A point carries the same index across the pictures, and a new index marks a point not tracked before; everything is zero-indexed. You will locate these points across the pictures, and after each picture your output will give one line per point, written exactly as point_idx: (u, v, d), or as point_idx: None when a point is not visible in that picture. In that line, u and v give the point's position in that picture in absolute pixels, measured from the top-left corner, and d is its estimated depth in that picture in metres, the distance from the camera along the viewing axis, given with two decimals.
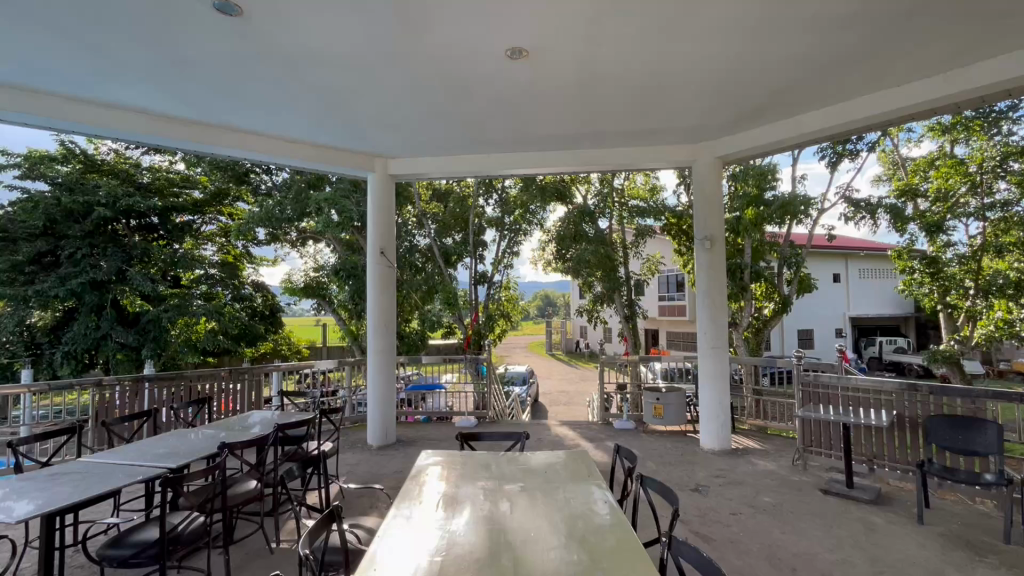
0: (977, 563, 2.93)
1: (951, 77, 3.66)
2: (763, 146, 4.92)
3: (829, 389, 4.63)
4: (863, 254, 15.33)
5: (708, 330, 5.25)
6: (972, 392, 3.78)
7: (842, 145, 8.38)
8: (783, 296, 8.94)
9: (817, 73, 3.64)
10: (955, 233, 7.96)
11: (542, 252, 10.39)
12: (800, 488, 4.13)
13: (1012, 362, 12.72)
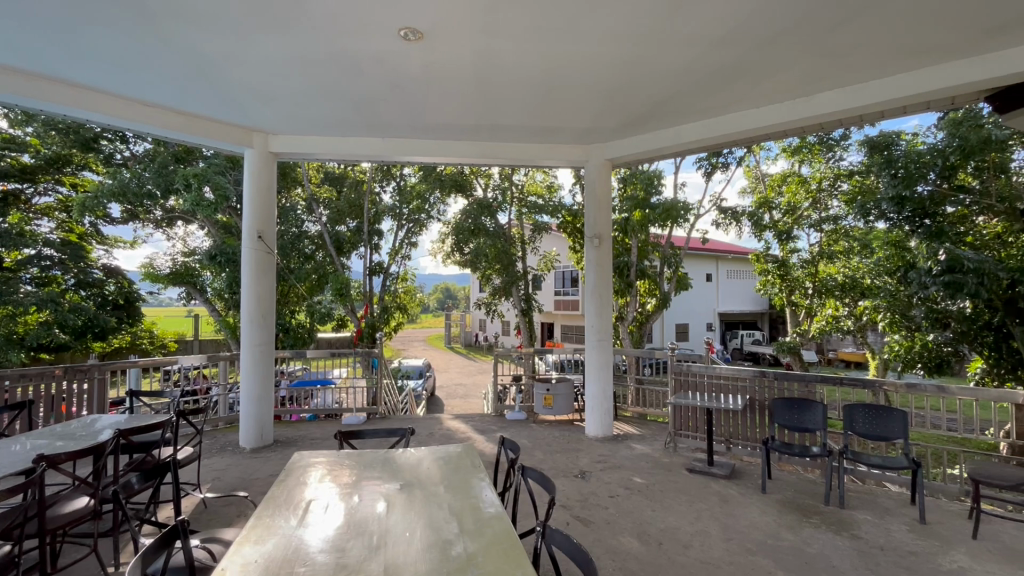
0: (804, 523, 3.43)
1: (799, 104, 4.21)
2: (648, 151, 5.27)
3: (696, 378, 5.14)
4: (730, 257, 17.26)
5: (595, 323, 5.52)
6: (806, 377, 4.42)
7: (716, 158, 9.33)
8: (663, 293, 9.79)
9: (695, 88, 3.97)
10: (799, 241, 9.29)
11: (441, 244, 10.28)
12: (669, 468, 4.52)
13: (839, 351, 15.15)
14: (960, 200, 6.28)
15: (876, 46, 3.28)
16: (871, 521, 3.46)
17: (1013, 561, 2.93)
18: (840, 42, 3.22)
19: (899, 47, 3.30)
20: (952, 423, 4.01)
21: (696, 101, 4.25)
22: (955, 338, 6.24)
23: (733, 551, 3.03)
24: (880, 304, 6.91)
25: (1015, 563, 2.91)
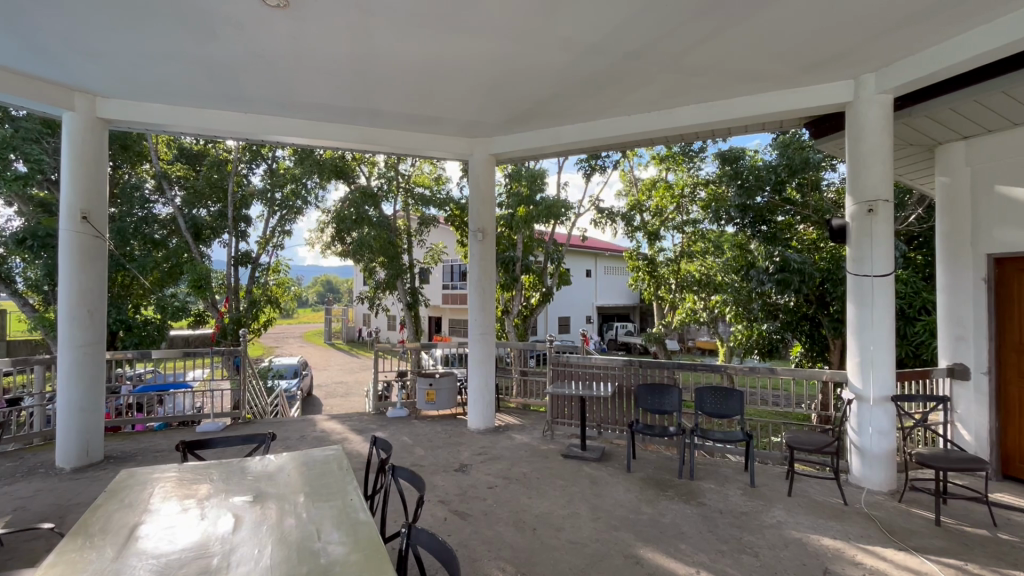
0: (661, 496, 3.79)
1: (663, 115, 4.60)
2: (529, 149, 5.41)
3: (573, 368, 5.42)
4: (607, 255, 18.56)
5: (478, 317, 5.55)
6: (666, 365, 4.89)
7: (595, 160, 9.91)
8: (546, 288, 10.21)
9: (573, 92, 4.14)
10: (665, 241, 10.26)
11: (320, 234, 9.61)
12: (546, 455, 4.72)
13: (696, 340, 17.08)
14: (788, 210, 7.40)
15: (723, 69, 3.70)
16: (713, 489, 3.94)
17: (816, 512, 3.53)
18: (695, 61, 3.56)
19: (741, 72, 3.76)
20: (778, 400, 4.71)
21: (574, 104, 4.44)
22: (782, 327, 7.39)
23: (600, 529, 3.24)
24: (728, 298, 7.74)
25: (817, 513, 3.51)
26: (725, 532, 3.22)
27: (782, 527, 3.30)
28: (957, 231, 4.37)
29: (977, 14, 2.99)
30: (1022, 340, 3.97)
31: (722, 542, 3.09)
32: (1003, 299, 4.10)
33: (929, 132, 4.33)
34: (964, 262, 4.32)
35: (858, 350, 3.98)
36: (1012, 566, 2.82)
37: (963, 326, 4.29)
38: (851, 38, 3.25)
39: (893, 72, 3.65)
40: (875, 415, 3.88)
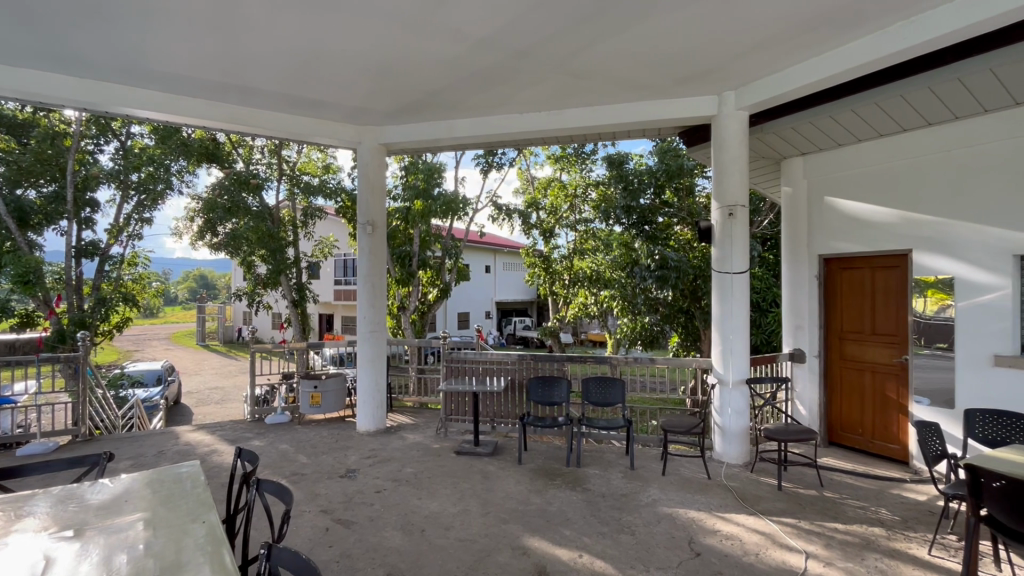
0: (549, 486, 3.92)
1: (553, 116, 4.74)
2: (422, 141, 5.26)
3: (467, 364, 5.40)
4: (506, 251, 18.83)
5: (368, 314, 5.30)
6: (557, 357, 5.06)
7: (492, 157, 9.99)
8: (444, 283, 10.09)
9: (464, 85, 4.09)
10: (559, 239, 10.67)
11: (189, 223, 8.57)
12: (438, 454, 4.64)
13: (589, 334, 18.02)
14: (667, 212, 8.07)
15: (608, 75, 3.88)
16: (597, 474, 4.16)
17: (685, 488, 3.87)
18: (583, 65, 3.70)
19: (624, 79, 3.97)
20: (662, 386, 5.06)
21: (466, 98, 4.39)
22: (662, 320, 8.01)
23: (489, 524, 3.25)
24: (615, 293, 8.26)
25: (686, 489, 3.85)
26: (607, 515, 3.41)
27: (655, 505, 3.58)
28: (797, 234, 5.04)
29: (811, 46, 3.46)
30: (843, 327, 4.71)
31: (603, 524, 3.26)
32: (830, 293, 4.82)
33: (776, 147, 4.94)
34: (801, 261, 5.00)
35: (720, 340, 4.43)
36: (834, 519, 3.33)
37: (801, 316, 4.97)
38: (716, 57, 3.58)
39: (751, 91, 4.10)
40: (733, 397, 4.35)
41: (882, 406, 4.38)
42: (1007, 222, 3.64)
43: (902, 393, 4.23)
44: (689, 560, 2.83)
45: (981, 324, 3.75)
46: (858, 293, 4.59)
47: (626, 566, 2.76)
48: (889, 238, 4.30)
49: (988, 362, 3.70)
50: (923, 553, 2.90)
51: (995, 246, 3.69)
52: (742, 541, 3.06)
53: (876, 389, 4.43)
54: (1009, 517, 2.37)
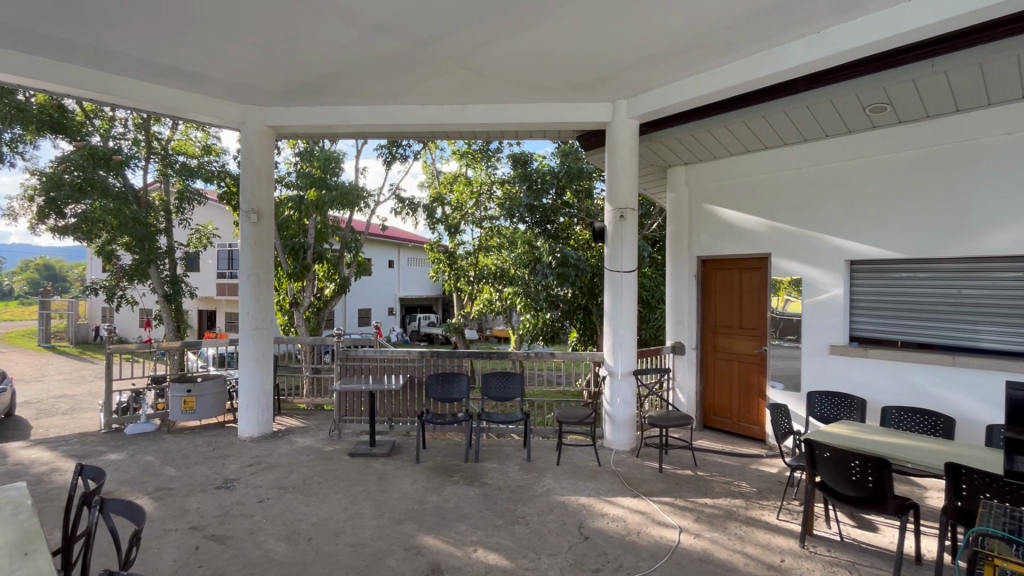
0: (447, 482, 3.89)
1: (455, 110, 4.69)
2: (315, 126, 4.94)
3: (363, 362, 5.19)
4: (410, 246, 18.41)
5: (251, 309, 4.88)
6: (458, 353, 5.04)
7: (395, 148, 9.69)
8: (343, 278, 9.57)
9: (360, 71, 3.91)
10: (464, 235, 10.67)
11: (27, 202, 7.27)
12: (330, 457, 4.41)
13: (493, 330, 18.25)
14: (568, 212, 8.41)
15: (510, 74, 3.93)
16: (495, 468, 4.21)
17: (577, 475, 4.07)
18: (484, 61, 3.70)
19: (525, 80, 4.05)
20: (560, 379, 5.24)
21: (363, 84, 4.20)
22: (562, 316, 8.32)
23: (382, 526, 3.15)
24: (518, 289, 8.44)
25: (578, 476, 4.04)
26: (501, 507, 3.46)
27: (549, 494, 3.71)
28: (678, 237, 5.49)
29: (691, 64, 3.78)
30: (715, 322, 5.23)
31: (498, 516, 3.31)
32: (706, 291, 5.32)
33: (662, 156, 5.34)
34: (683, 261, 5.45)
35: (611, 334, 4.69)
36: (704, 495, 3.70)
37: (681, 311, 5.41)
38: (610, 66, 3.78)
39: (640, 101, 4.39)
40: (622, 387, 4.65)
41: (746, 392, 4.94)
42: (842, 231, 4.29)
43: (762, 379, 4.81)
44: (577, 544, 2.98)
45: (822, 319, 4.39)
46: (728, 291, 5.13)
47: (518, 556, 2.83)
48: (754, 242, 4.86)
49: (827, 351, 4.34)
50: (773, 518, 3.33)
51: (834, 252, 4.34)
52: (626, 521, 3.28)
53: (742, 376, 4.98)
54: (836, 482, 2.79)
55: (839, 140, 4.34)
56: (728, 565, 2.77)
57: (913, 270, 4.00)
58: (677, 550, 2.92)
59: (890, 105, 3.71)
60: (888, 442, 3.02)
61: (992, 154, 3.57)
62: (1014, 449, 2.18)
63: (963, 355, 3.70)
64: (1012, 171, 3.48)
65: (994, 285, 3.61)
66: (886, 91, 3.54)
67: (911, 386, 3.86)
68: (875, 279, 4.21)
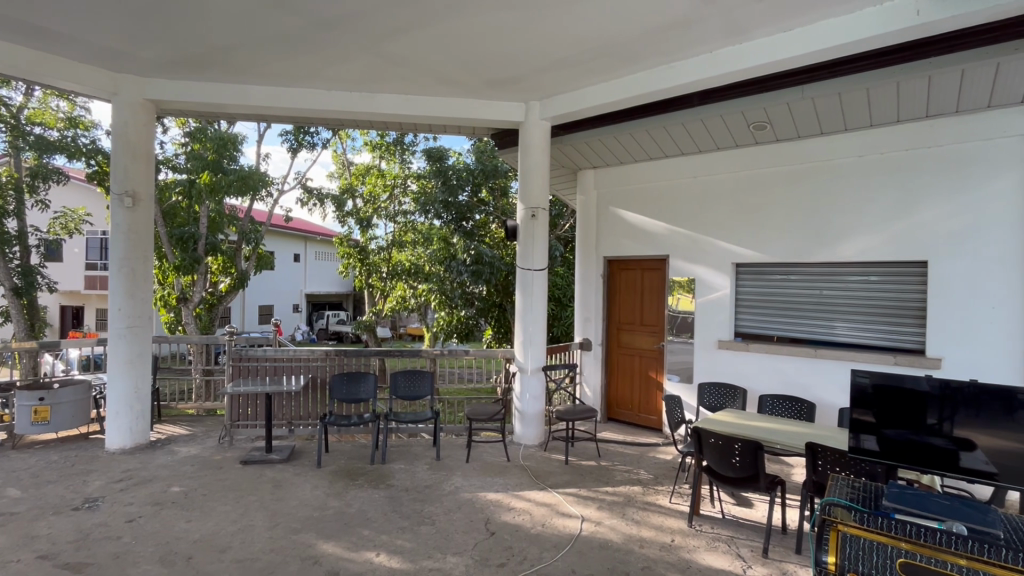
0: (350, 486, 3.72)
1: (365, 98, 4.49)
2: (204, 105, 4.48)
3: (260, 361, 4.82)
4: (318, 239, 17.42)
5: (123, 306, 4.32)
6: (365, 352, 4.84)
7: (302, 135, 9.11)
8: (241, 271, 8.75)
9: (257, 47, 3.60)
10: (377, 230, 10.31)
11: None
12: (219, 467, 4.03)
13: (407, 327, 17.83)
14: (484, 210, 8.42)
15: (422, 65, 3.84)
16: (403, 469, 4.11)
17: (486, 472, 4.08)
18: (395, 49, 3.58)
19: (438, 73, 3.99)
20: (473, 376, 5.24)
21: (262, 63, 3.88)
22: (477, 313, 8.29)
23: (275, 537, 2.94)
24: (433, 286, 8.31)
25: (487, 473, 4.06)
26: (407, 509, 3.38)
27: (457, 492, 3.69)
28: (587, 238, 5.70)
29: (598, 72, 3.95)
30: (619, 319, 5.51)
31: (403, 518, 3.23)
32: (611, 290, 5.59)
33: (573, 159, 5.52)
34: (590, 261, 5.68)
35: (522, 331, 4.77)
36: (606, 484, 3.89)
37: (588, 309, 5.63)
38: (522, 66, 3.83)
39: (552, 104, 4.49)
40: (531, 383, 4.74)
41: (645, 384, 5.27)
42: (729, 237, 4.72)
43: (659, 373, 5.16)
44: (483, 540, 2.99)
45: (711, 316, 4.79)
46: (631, 290, 5.43)
47: (422, 557, 2.78)
48: (654, 245, 5.19)
49: (715, 345, 4.76)
50: (665, 501, 3.58)
51: (721, 255, 4.75)
52: (532, 514, 3.35)
53: (642, 370, 5.31)
54: (719, 464, 3.06)
55: (728, 153, 4.75)
56: (625, 549, 2.92)
57: (786, 273, 4.50)
58: (579, 539, 3.03)
59: (770, 124, 4.13)
60: (762, 426, 3.37)
61: (848, 173, 4.11)
62: (861, 429, 2.47)
63: (823, 348, 4.23)
64: (862, 188, 4.05)
65: (848, 287, 4.17)
66: (766, 112, 3.95)
67: (783, 376, 4.35)
68: (756, 280, 4.68)
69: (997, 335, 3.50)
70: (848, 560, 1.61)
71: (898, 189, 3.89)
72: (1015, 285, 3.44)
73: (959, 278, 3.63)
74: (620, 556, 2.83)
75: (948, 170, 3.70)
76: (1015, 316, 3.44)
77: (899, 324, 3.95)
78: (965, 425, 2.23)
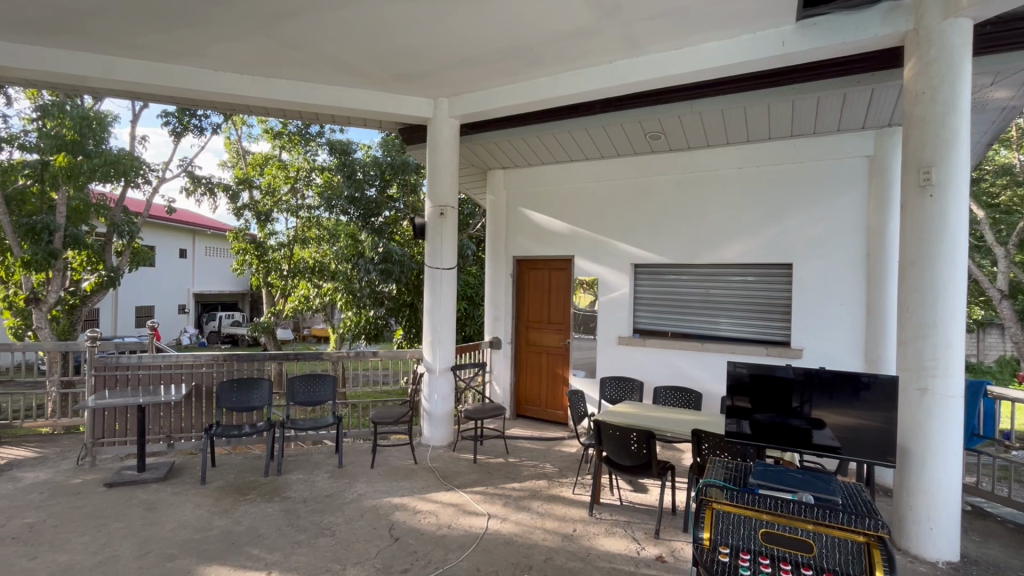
0: (239, 502, 3.43)
1: (259, 82, 4.16)
2: (58, 76, 3.87)
3: (130, 370, 4.27)
4: (208, 233, 15.84)
5: None
6: (258, 356, 4.48)
7: (187, 117, 8.23)
8: (111, 268, 7.67)
9: (124, 15, 3.19)
10: (277, 225, 9.62)
11: None
12: (76, 492, 3.52)
13: (312, 329, 16.82)
14: (394, 207, 8.20)
15: (322, 52, 3.63)
16: (301, 479, 3.86)
17: (391, 476, 3.97)
18: (290, 32, 3.35)
19: (340, 61, 3.80)
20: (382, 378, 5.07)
21: (131, 33, 3.43)
22: (387, 313, 8.02)
23: (146, 567, 2.63)
24: (339, 285, 7.93)
25: (392, 477, 3.94)
26: (305, 521, 3.18)
27: (360, 499, 3.54)
28: (497, 237, 5.75)
29: (506, 73, 3.99)
30: (527, 318, 5.62)
31: (300, 532, 3.04)
32: (520, 289, 5.69)
33: (482, 158, 5.54)
34: (499, 260, 5.72)
35: (430, 330, 4.70)
36: (513, 480, 3.95)
37: (497, 308, 5.68)
38: (429, 61, 3.77)
39: (461, 102, 4.47)
40: (440, 383, 4.68)
41: (552, 381, 5.44)
42: (628, 239, 5.01)
43: (565, 368, 5.35)
44: (386, 547, 2.89)
45: (613, 314, 5.06)
46: (540, 289, 5.56)
47: (319, 571, 2.63)
48: (560, 245, 5.37)
49: (615, 341, 5.03)
50: (569, 492, 3.72)
51: (621, 256, 5.03)
52: (439, 515, 3.31)
53: (549, 367, 5.47)
54: (616, 454, 3.23)
55: (627, 159, 5.04)
56: (528, 543, 2.99)
57: (677, 273, 4.87)
58: (485, 537, 3.04)
59: (664, 134, 4.44)
60: (654, 416, 3.61)
61: (729, 183, 4.55)
62: (736, 414, 2.73)
63: (709, 341, 4.63)
64: (740, 197, 4.49)
65: (729, 285, 4.61)
66: (661, 123, 4.24)
67: (674, 369, 4.70)
68: (652, 280, 5.01)
69: (845, 327, 4.06)
70: (721, 534, 1.75)
71: (768, 199, 4.38)
72: (858, 284, 4.01)
73: (815, 278, 4.17)
74: (524, 550, 2.89)
75: (807, 183, 4.23)
76: (858, 311, 4.02)
77: (770, 319, 4.45)
78: (819, 407, 2.56)
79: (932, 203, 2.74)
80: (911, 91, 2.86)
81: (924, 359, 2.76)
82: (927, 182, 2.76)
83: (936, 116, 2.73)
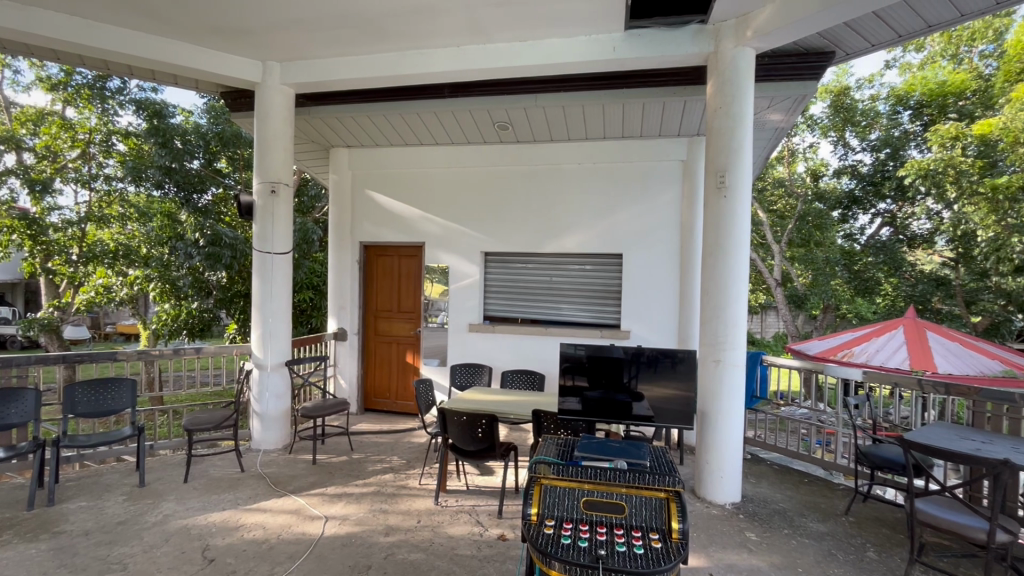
0: None
1: (10, 8, 3.22)
2: None
3: None
4: None
5: None
6: (14, 360, 3.51)
7: None
8: None
9: None
10: (59, 197, 7.66)
11: None
12: None
13: (117, 325, 14.14)
14: (222, 182, 7.25)
15: None
16: (83, 507, 3.16)
17: (210, 489, 3.47)
18: None
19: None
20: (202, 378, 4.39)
21: None
22: (215, 305, 6.99)
23: None
24: (152, 273, 6.75)
25: (211, 491, 3.44)
26: (84, 558, 2.61)
27: (166, 521, 3.02)
28: (341, 221, 5.35)
29: (346, 42, 3.68)
30: (376, 307, 5.35)
31: (77, 572, 2.47)
32: (368, 277, 5.38)
33: (324, 135, 5.09)
34: (345, 246, 5.34)
35: (261, 323, 4.20)
36: (357, 477, 3.73)
37: (342, 297, 5.30)
38: (253, 15, 3.29)
39: (295, 68, 4.03)
40: (272, 381, 4.21)
41: (401, 371, 5.28)
42: (478, 227, 5.04)
43: (416, 358, 5.23)
44: (199, 571, 2.51)
45: (463, 301, 5.08)
46: (388, 276, 5.33)
47: None
48: (410, 232, 5.21)
49: (466, 329, 5.06)
50: (416, 483, 3.64)
51: (472, 245, 5.05)
52: (267, 526, 2.98)
53: (399, 357, 5.29)
54: (462, 441, 3.23)
55: (477, 148, 5.06)
56: (368, 541, 2.83)
57: (524, 262, 5.05)
58: (320, 542, 2.81)
59: (511, 125, 4.55)
60: (499, 400, 3.69)
61: (571, 177, 4.84)
62: (572, 392, 2.92)
63: (552, 326, 4.90)
64: (580, 191, 4.81)
65: (570, 274, 4.93)
66: (509, 114, 4.32)
67: (521, 353, 4.89)
68: (501, 268, 5.12)
69: (663, 310, 4.62)
70: (547, 507, 1.85)
71: (604, 194, 4.76)
72: (673, 272, 4.59)
73: (641, 267, 4.66)
74: (363, 550, 2.73)
75: (635, 181, 4.69)
76: (673, 296, 4.60)
77: (604, 304, 4.86)
78: (639, 382, 2.86)
79: (725, 203, 3.22)
80: (712, 105, 3.30)
81: (718, 336, 3.24)
82: (722, 184, 3.23)
83: (728, 128, 3.21)
